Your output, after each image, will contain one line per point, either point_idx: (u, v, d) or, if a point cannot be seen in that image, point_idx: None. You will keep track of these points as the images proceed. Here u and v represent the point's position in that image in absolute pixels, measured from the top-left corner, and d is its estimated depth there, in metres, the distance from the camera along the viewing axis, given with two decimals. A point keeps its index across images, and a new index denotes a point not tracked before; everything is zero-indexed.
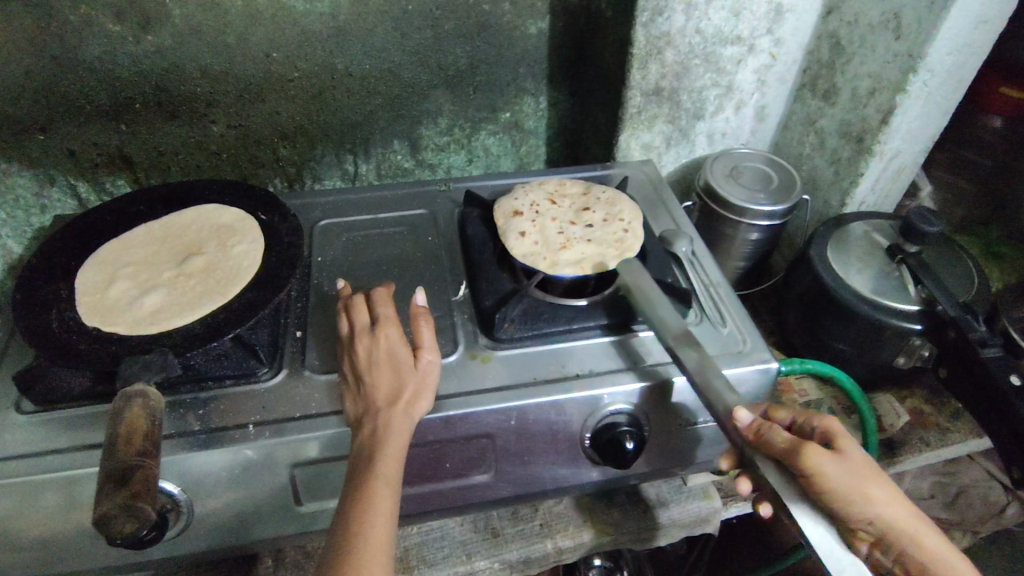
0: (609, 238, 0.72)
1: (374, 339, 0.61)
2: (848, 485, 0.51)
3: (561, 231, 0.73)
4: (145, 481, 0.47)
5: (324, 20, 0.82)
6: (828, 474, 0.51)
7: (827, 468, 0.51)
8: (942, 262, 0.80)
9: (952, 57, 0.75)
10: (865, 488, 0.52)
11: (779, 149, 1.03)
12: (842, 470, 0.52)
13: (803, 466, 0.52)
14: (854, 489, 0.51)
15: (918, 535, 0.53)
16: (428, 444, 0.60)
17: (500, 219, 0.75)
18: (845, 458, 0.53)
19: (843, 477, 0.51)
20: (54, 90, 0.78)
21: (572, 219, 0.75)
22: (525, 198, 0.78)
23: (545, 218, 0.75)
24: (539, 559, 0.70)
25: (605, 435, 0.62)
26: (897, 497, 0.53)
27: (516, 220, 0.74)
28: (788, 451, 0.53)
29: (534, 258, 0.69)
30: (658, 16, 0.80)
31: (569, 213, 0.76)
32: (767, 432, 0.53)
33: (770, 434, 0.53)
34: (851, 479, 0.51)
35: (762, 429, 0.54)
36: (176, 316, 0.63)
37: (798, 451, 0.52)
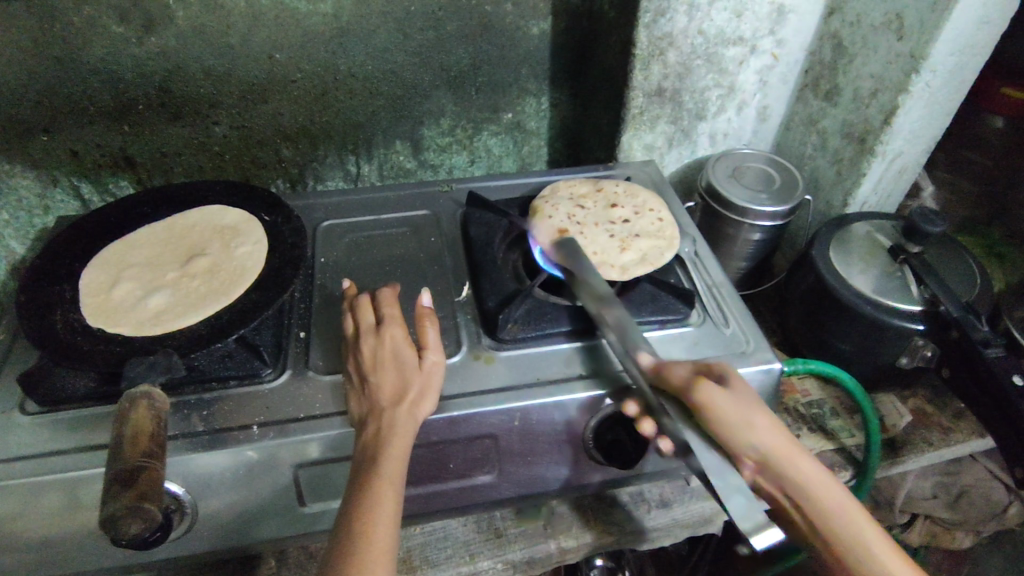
0: (651, 229, 0.73)
1: (378, 339, 0.61)
2: (731, 411, 0.54)
3: (603, 227, 0.73)
4: (151, 482, 0.47)
5: (326, 21, 0.82)
6: (714, 405, 0.54)
7: (715, 400, 0.54)
8: (944, 263, 0.80)
9: (954, 57, 0.75)
10: (753, 418, 0.54)
11: (781, 149, 1.03)
12: (728, 399, 0.54)
13: (692, 400, 0.55)
14: (740, 419, 0.53)
15: (801, 461, 0.54)
16: (431, 445, 0.60)
17: (535, 224, 0.73)
18: (735, 392, 0.55)
19: (730, 408, 0.54)
20: (58, 91, 0.78)
21: (612, 214, 0.75)
22: (551, 201, 0.77)
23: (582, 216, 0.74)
24: (542, 560, 0.70)
25: (608, 436, 0.63)
26: (783, 428, 0.55)
27: (554, 223, 0.73)
28: (681, 385, 0.56)
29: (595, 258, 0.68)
30: (661, 16, 0.80)
31: (602, 209, 0.76)
32: (670, 368, 0.57)
33: (670, 370, 0.57)
34: (737, 410, 0.54)
35: (659, 369, 0.57)
36: (180, 317, 0.63)
37: (688, 385, 0.55)
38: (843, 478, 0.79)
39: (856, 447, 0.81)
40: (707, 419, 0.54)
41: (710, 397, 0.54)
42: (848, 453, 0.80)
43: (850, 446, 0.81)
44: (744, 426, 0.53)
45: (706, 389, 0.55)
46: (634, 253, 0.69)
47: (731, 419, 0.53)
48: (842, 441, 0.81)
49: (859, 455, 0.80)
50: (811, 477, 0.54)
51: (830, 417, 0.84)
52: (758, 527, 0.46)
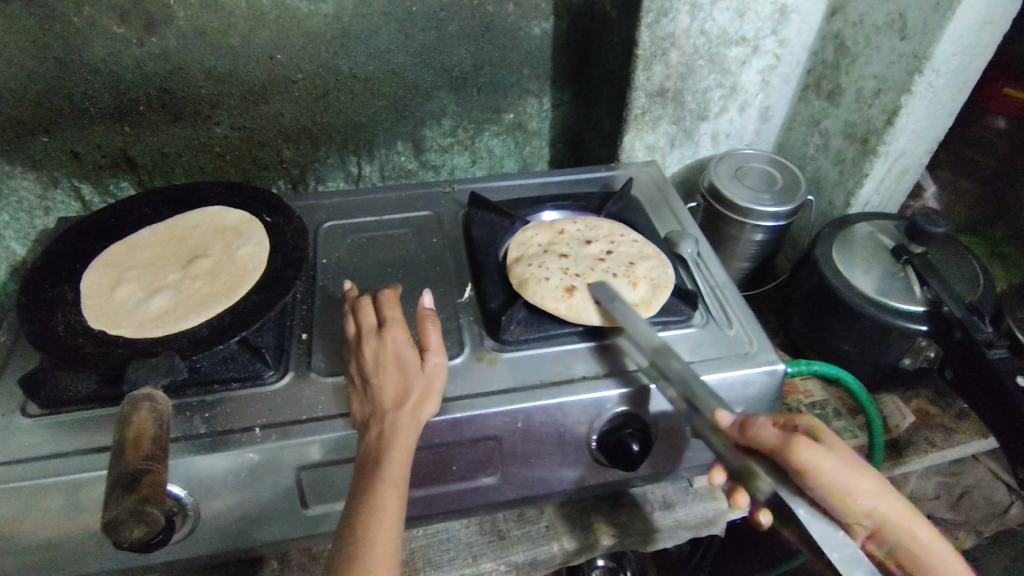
0: (637, 254, 0.73)
1: (380, 341, 0.61)
2: (838, 476, 0.50)
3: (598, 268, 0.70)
4: (155, 485, 0.47)
5: (328, 21, 0.82)
6: (821, 468, 0.50)
7: (821, 463, 0.50)
8: (947, 264, 0.79)
9: (957, 57, 0.75)
10: (859, 482, 0.51)
11: (783, 150, 1.03)
12: (839, 464, 0.50)
13: (794, 462, 0.50)
14: (848, 481, 0.50)
15: (899, 515, 0.52)
16: (434, 447, 0.60)
17: (530, 297, 0.67)
18: (838, 449, 0.52)
19: (839, 471, 0.50)
20: (58, 92, 0.78)
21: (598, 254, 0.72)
22: (522, 262, 0.72)
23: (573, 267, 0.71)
24: (545, 561, 0.70)
25: (611, 438, 0.62)
26: (884, 482, 0.53)
27: (551, 286, 0.68)
28: (780, 447, 0.51)
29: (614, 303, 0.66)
30: (663, 17, 0.80)
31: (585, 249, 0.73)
32: (761, 425, 0.51)
33: (760, 429, 0.51)
34: (844, 474, 0.50)
35: (748, 426, 0.52)
36: (182, 318, 0.63)
37: (791, 449, 0.50)
38: None
39: (859, 448, 0.81)
40: (814, 483, 0.51)
41: (820, 463, 0.50)
42: (851, 454, 0.80)
43: (853, 447, 0.81)
44: (849, 488, 0.51)
45: (815, 454, 0.50)
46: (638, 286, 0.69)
47: (840, 482, 0.50)
48: (845, 442, 0.81)
49: (862, 455, 0.80)
50: (910, 532, 0.52)
51: (832, 418, 0.84)
52: None
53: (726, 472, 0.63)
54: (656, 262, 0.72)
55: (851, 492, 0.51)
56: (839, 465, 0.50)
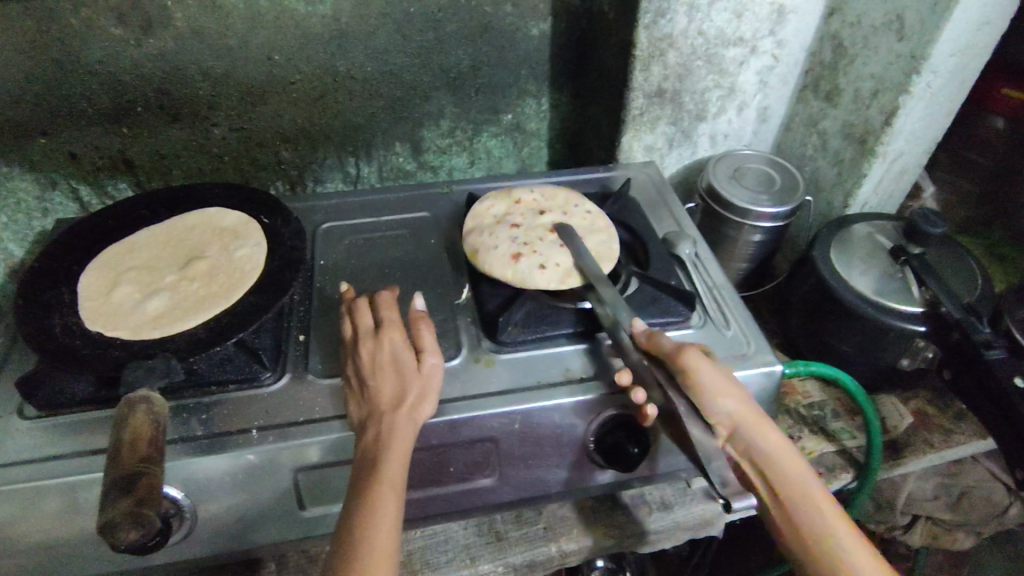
0: (587, 227, 0.74)
1: (377, 342, 0.61)
2: (716, 383, 0.58)
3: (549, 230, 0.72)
4: (150, 487, 0.47)
5: (326, 22, 0.82)
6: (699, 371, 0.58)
7: (706, 370, 0.58)
8: (945, 264, 0.79)
9: (955, 58, 0.75)
10: (731, 392, 0.58)
11: (781, 150, 1.03)
12: (715, 372, 0.58)
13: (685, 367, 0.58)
14: (722, 388, 0.58)
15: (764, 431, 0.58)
16: (431, 448, 0.60)
17: (485, 263, 0.69)
18: (718, 365, 0.60)
19: (715, 379, 0.58)
20: (55, 93, 0.78)
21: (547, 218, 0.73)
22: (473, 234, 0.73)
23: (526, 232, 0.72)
24: (543, 563, 0.70)
25: (608, 439, 0.62)
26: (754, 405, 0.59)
27: (499, 254, 0.69)
28: (672, 352, 0.59)
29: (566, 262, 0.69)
30: (661, 17, 0.80)
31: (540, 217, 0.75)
32: (659, 337, 0.60)
33: (659, 339, 0.60)
34: (722, 384, 0.58)
35: (650, 338, 0.60)
36: (180, 320, 0.63)
37: (680, 353, 0.58)
38: (844, 479, 0.79)
39: (857, 449, 0.81)
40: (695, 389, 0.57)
41: (705, 370, 0.58)
42: (849, 455, 0.80)
43: (851, 448, 0.80)
44: (725, 395, 0.58)
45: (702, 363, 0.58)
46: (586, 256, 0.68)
47: (716, 387, 0.58)
48: (843, 443, 0.81)
49: (860, 457, 0.80)
50: (778, 449, 0.58)
51: (830, 419, 0.84)
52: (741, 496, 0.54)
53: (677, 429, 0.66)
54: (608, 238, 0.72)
55: (728, 399, 0.58)
56: (717, 376, 0.58)
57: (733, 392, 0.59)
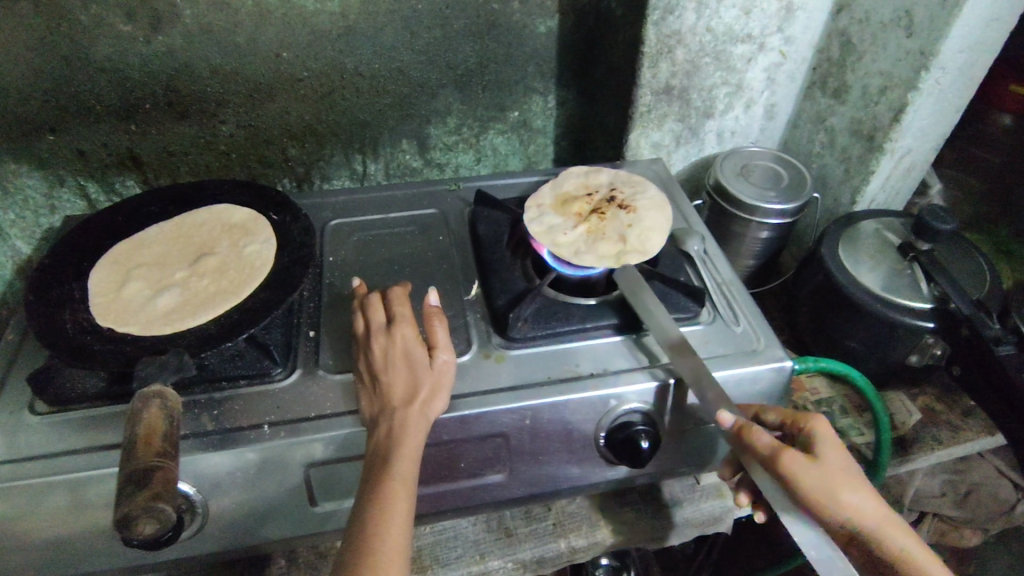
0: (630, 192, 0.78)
1: (389, 338, 0.61)
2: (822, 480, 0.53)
3: (615, 208, 0.76)
4: (165, 482, 0.47)
5: (334, 19, 0.82)
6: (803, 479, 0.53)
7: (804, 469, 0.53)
8: (954, 261, 0.79)
9: (964, 54, 0.75)
10: (841, 489, 0.53)
11: (788, 147, 1.03)
12: (818, 468, 0.53)
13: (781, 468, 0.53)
14: (834, 501, 0.53)
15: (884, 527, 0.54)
16: (442, 444, 0.60)
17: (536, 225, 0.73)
18: (821, 458, 0.54)
19: (819, 478, 0.53)
20: (64, 90, 0.78)
21: (611, 189, 0.79)
22: (540, 200, 0.78)
23: (587, 210, 0.76)
24: (553, 559, 0.70)
25: (620, 435, 0.62)
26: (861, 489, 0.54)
27: (559, 227, 0.73)
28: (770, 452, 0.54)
29: (610, 253, 0.69)
30: (669, 14, 0.80)
31: (603, 184, 0.81)
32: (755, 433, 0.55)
33: (754, 434, 0.55)
34: (827, 480, 0.53)
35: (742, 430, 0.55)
36: (190, 316, 0.63)
37: (777, 451, 0.54)
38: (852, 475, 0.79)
39: (866, 445, 0.81)
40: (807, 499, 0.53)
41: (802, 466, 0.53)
42: (858, 451, 0.80)
43: (860, 445, 0.80)
44: (836, 491, 0.53)
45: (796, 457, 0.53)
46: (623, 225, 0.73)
47: (823, 484, 0.53)
48: (852, 440, 0.81)
49: (869, 453, 0.80)
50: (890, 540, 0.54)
51: (839, 415, 0.84)
52: None
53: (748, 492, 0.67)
54: (644, 226, 0.73)
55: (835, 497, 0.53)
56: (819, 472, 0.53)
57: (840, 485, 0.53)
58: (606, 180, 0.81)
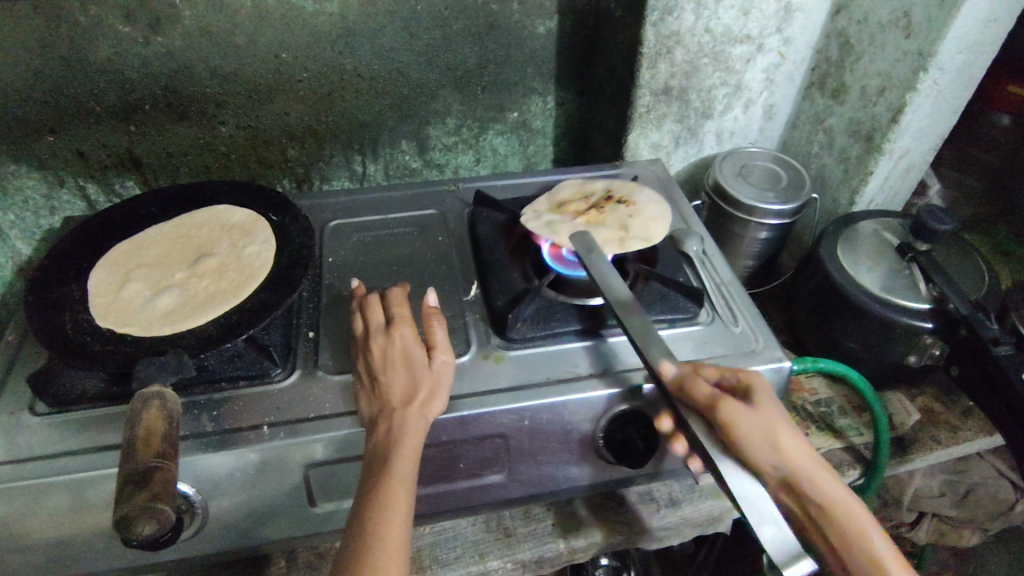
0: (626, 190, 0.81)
1: (388, 339, 0.61)
2: (755, 429, 0.52)
3: (613, 203, 0.78)
4: (165, 482, 0.47)
5: (333, 20, 0.82)
6: (737, 420, 0.52)
7: (739, 415, 0.52)
8: (953, 262, 0.79)
9: (963, 55, 0.75)
10: (774, 436, 0.52)
11: (787, 147, 1.03)
12: (751, 415, 0.53)
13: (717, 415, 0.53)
14: (762, 446, 0.52)
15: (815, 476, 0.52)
16: (441, 444, 0.60)
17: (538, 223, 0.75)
18: (756, 407, 0.54)
19: (752, 425, 0.52)
20: (64, 91, 0.78)
21: (607, 190, 0.81)
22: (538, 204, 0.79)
23: (585, 208, 0.78)
24: (552, 559, 0.70)
25: (617, 436, 0.62)
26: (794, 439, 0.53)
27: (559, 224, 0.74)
28: (706, 400, 0.53)
29: (614, 241, 0.71)
30: (668, 15, 0.80)
31: (598, 186, 0.83)
32: (694, 382, 0.55)
33: (693, 386, 0.55)
34: (760, 426, 0.52)
35: (682, 381, 0.55)
36: (190, 317, 0.63)
37: (713, 398, 0.53)
38: (851, 475, 0.79)
39: (865, 445, 0.81)
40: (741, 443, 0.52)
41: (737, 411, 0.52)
42: (857, 452, 0.80)
43: (859, 445, 0.81)
44: (767, 438, 0.52)
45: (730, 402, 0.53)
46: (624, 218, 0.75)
47: (755, 430, 0.52)
48: (851, 440, 0.81)
49: (868, 453, 0.80)
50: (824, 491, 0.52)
51: (838, 415, 0.84)
52: (788, 557, 0.46)
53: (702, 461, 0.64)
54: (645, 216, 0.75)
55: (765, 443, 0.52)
56: (751, 418, 0.53)
57: (771, 431, 0.52)
58: (601, 183, 0.84)
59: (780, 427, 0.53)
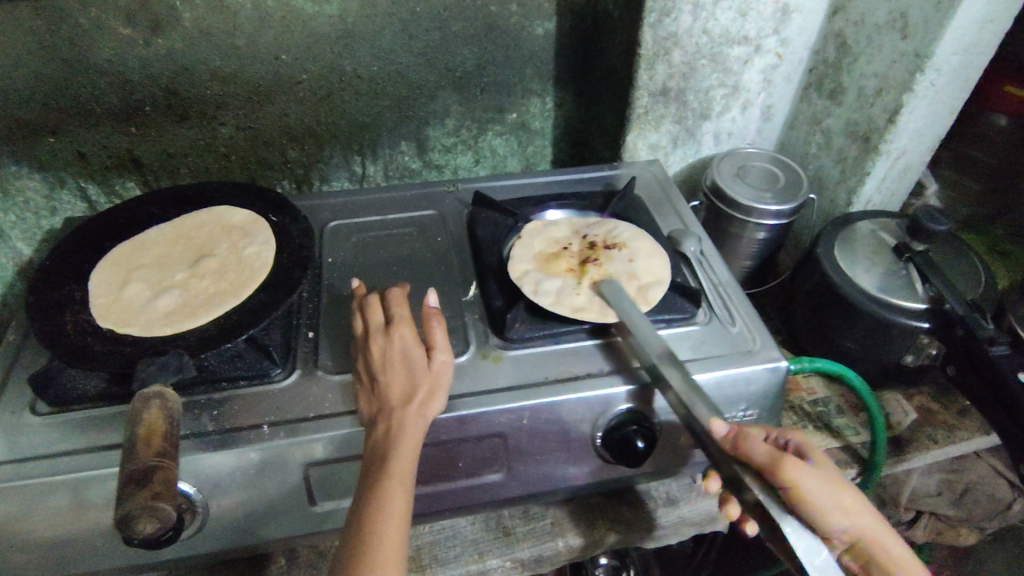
0: (605, 232, 0.77)
1: (388, 339, 0.61)
2: (817, 489, 0.53)
3: (604, 250, 0.74)
4: (166, 481, 0.48)
5: (333, 22, 0.83)
6: (805, 485, 0.52)
7: (805, 478, 0.52)
8: (950, 262, 0.80)
9: (959, 56, 0.76)
10: (836, 492, 0.54)
11: (785, 148, 1.03)
12: (814, 476, 0.53)
13: (783, 478, 0.52)
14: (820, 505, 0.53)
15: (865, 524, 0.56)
16: (441, 444, 0.60)
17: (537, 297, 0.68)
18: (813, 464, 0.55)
19: (816, 485, 0.53)
20: (65, 92, 0.79)
21: (584, 236, 0.77)
22: (521, 268, 0.72)
23: (578, 263, 0.72)
24: (551, 558, 0.70)
25: (615, 435, 0.62)
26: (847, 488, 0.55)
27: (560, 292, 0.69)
28: (770, 462, 0.52)
29: (632, 293, 0.69)
30: (666, 16, 0.80)
31: (570, 236, 0.77)
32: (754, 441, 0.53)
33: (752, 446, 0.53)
34: (822, 486, 0.53)
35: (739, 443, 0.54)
36: (190, 318, 0.64)
37: (778, 461, 0.52)
38: (848, 474, 0.79)
39: (862, 445, 0.81)
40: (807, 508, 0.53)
41: (804, 477, 0.52)
42: (854, 451, 0.80)
43: (856, 444, 0.81)
44: (827, 497, 0.53)
45: (799, 466, 0.52)
46: (625, 263, 0.72)
47: (819, 489, 0.53)
48: (848, 439, 0.81)
49: (865, 453, 0.80)
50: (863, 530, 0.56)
51: (835, 415, 0.84)
52: None
53: (720, 479, 0.65)
54: (644, 254, 0.74)
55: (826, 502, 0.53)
56: (814, 478, 0.53)
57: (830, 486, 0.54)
58: (571, 228, 0.79)
59: (836, 483, 0.54)
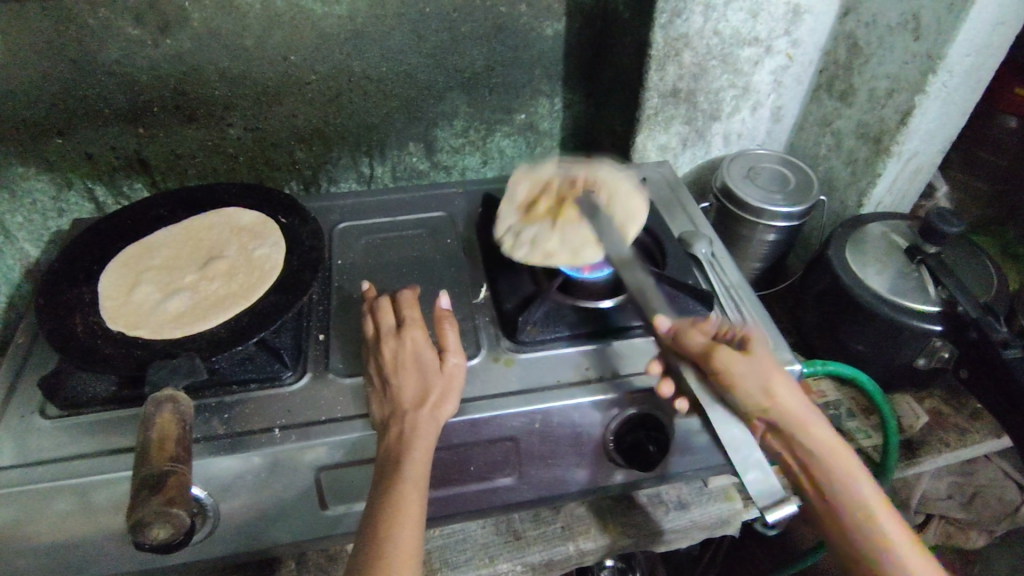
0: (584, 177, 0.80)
1: (399, 342, 0.61)
2: (747, 377, 0.57)
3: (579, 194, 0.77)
4: (179, 486, 0.47)
5: (342, 22, 0.82)
6: (733, 371, 0.57)
7: (732, 364, 0.57)
8: (962, 264, 0.79)
9: (971, 58, 0.75)
10: (769, 387, 0.57)
11: (794, 150, 1.03)
12: (746, 365, 0.57)
13: (712, 362, 0.58)
14: (751, 394, 0.57)
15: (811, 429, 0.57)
16: (453, 448, 0.60)
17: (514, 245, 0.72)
18: (752, 359, 0.59)
19: (745, 372, 0.57)
20: (73, 93, 0.78)
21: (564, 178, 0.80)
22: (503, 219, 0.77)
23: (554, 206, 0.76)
24: (561, 562, 0.70)
25: (629, 438, 0.62)
26: (788, 389, 0.58)
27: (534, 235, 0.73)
28: (700, 348, 0.58)
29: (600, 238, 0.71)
30: (677, 17, 0.80)
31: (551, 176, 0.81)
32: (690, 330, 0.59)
33: (687, 335, 0.59)
34: (752, 374, 0.57)
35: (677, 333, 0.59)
36: (201, 320, 0.63)
37: (708, 348, 0.58)
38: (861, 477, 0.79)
39: (873, 448, 0.81)
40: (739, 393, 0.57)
41: (732, 362, 0.57)
42: (866, 454, 0.80)
43: (867, 448, 0.81)
44: (759, 389, 0.57)
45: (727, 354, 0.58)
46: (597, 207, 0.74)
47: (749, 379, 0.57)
48: (859, 443, 0.81)
49: (876, 456, 0.80)
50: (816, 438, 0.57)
51: (846, 418, 0.84)
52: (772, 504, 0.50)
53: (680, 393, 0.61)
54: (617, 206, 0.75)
55: (758, 393, 0.57)
56: (744, 367, 0.57)
57: (764, 379, 0.58)
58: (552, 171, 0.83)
59: (775, 380, 0.58)
